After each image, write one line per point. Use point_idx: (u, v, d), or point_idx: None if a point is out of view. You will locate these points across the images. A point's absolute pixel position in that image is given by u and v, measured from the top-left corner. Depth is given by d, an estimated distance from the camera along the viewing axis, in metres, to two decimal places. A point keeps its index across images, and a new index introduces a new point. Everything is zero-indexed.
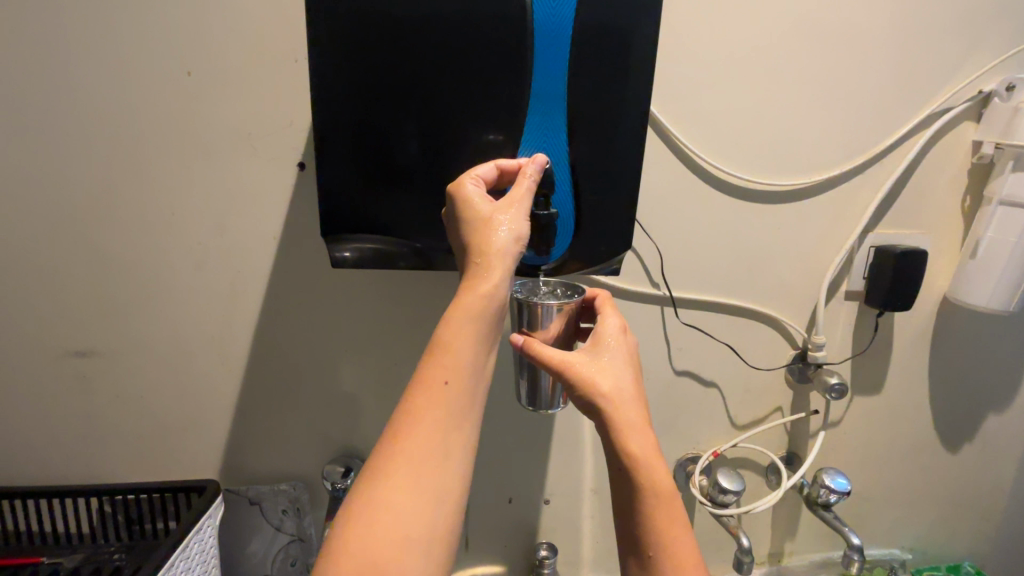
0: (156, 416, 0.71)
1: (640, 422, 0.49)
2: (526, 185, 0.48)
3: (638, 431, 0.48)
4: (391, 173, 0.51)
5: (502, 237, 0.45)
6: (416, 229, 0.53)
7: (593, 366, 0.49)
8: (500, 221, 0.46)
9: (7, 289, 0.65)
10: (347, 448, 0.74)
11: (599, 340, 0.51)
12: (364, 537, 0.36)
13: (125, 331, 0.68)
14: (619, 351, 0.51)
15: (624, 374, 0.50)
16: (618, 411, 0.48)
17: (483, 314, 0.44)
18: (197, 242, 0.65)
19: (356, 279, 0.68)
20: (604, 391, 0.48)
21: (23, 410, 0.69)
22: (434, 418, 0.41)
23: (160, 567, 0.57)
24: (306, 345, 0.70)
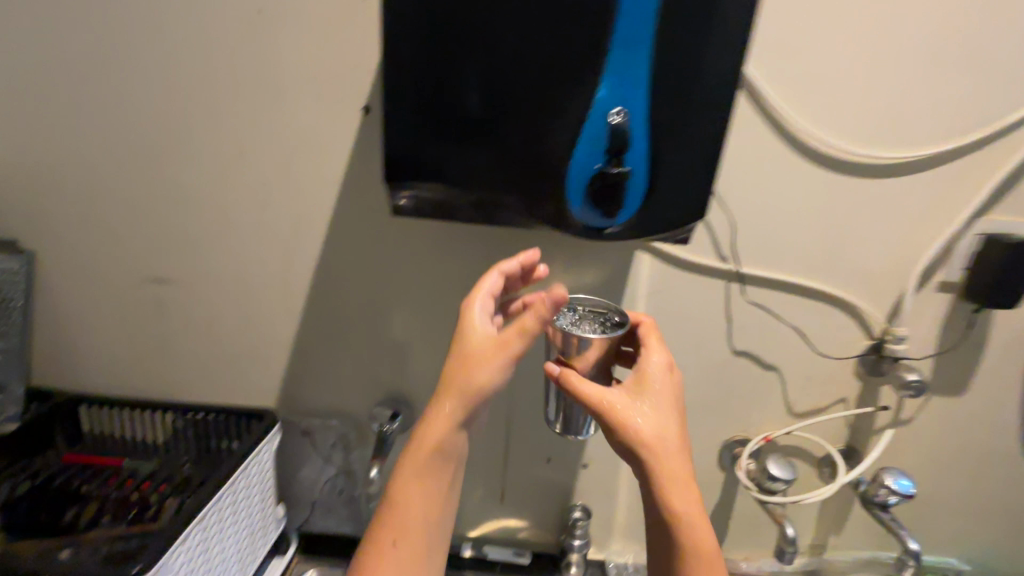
0: (222, 346, 0.76)
1: (679, 469, 0.51)
2: (526, 321, 0.53)
3: (676, 476, 0.51)
4: (454, 123, 0.49)
5: (481, 380, 0.54)
6: (478, 182, 0.52)
7: (634, 408, 0.52)
8: (484, 365, 0.54)
9: (94, 215, 0.70)
10: (396, 394, 0.77)
11: (641, 384, 0.55)
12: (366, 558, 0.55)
13: (197, 265, 0.71)
14: (660, 396, 0.54)
15: (664, 419, 0.53)
16: (655, 455, 0.51)
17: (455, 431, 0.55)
18: (264, 183, 0.67)
19: (414, 230, 0.68)
20: (643, 434, 0.51)
21: (108, 329, 0.75)
22: (413, 494, 0.55)
23: (222, 485, 0.63)
24: (362, 291, 0.71)
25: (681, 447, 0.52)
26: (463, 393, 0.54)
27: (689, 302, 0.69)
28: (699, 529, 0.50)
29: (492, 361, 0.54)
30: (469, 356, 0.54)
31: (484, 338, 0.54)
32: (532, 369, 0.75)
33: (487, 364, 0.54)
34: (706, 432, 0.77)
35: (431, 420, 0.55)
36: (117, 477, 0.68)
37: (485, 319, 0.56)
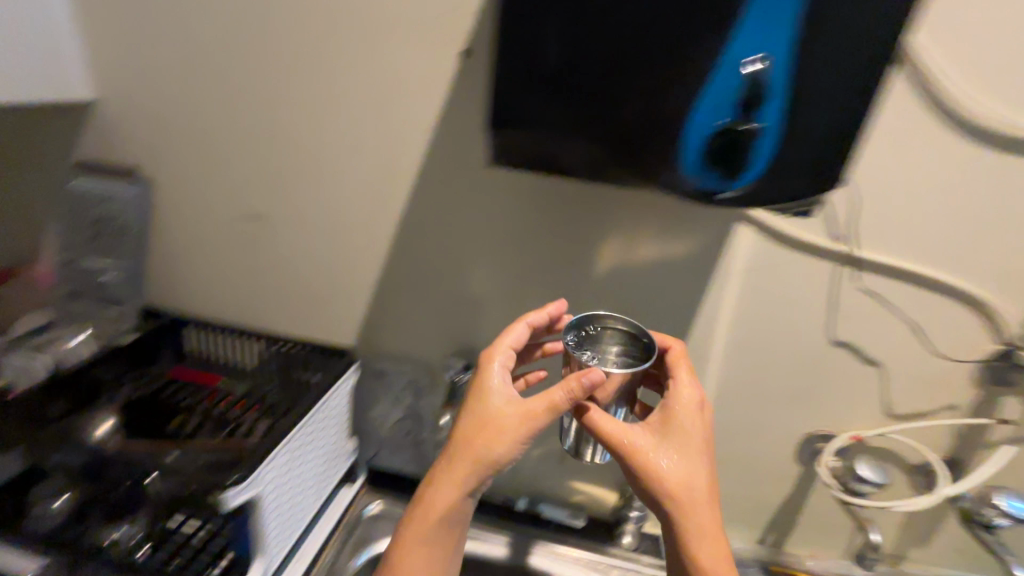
0: (309, 284, 0.79)
1: (702, 513, 0.53)
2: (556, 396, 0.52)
3: (699, 518, 0.53)
4: (536, 70, 0.44)
5: (498, 447, 0.54)
6: (564, 137, 0.46)
7: (660, 454, 0.53)
8: (502, 430, 0.54)
9: (202, 149, 0.73)
10: (468, 349, 0.78)
11: (668, 426, 0.55)
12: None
13: (291, 207, 0.74)
14: (689, 439, 0.54)
15: (689, 463, 0.54)
16: (679, 499, 0.52)
17: (467, 490, 0.55)
18: (358, 126, 0.67)
19: (502, 185, 0.66)
20: (669, 480, 0.52)
21: (209, 258, 0.81)
22: (424, 542, 0.56)
23: (301, 420, 0.66)
24: (444, 242, 0.71)
25: (706, 490, 0.54)
26: (478, 458, 0.54)
27: (790, 283, 0.64)
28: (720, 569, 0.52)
29: (511, 429, 0.53)
30: (489, 421, 0.54)
31: (504, 405, 0.55)
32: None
33: (505, 432, 0.54)
34: (787, 422, 0.73)
35: (444, 478, 0.55)
36: (214, 396, 0.75)
37: (502, 382, 0.57)
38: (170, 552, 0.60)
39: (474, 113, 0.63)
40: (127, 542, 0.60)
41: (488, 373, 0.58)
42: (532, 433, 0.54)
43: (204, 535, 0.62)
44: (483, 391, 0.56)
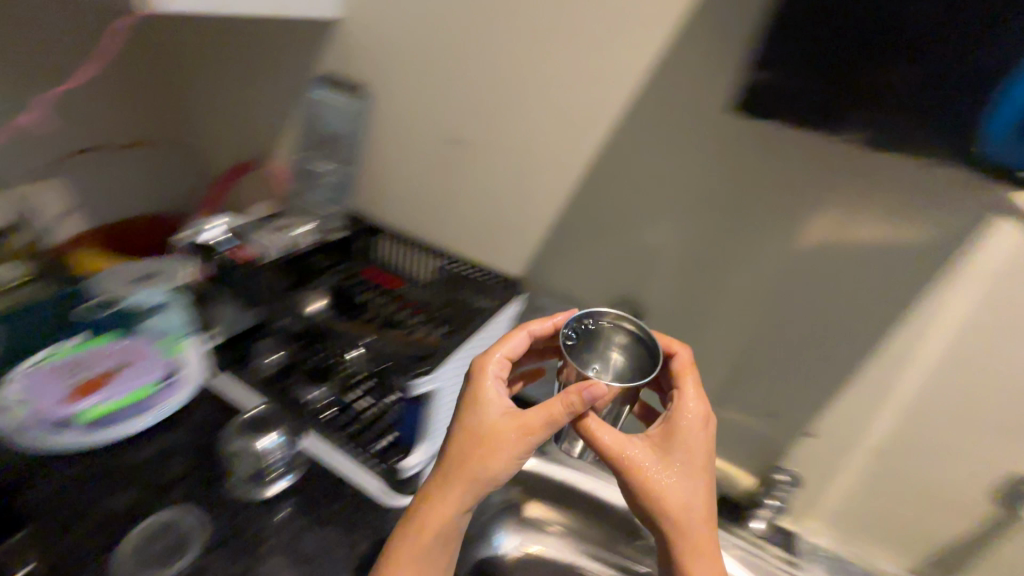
0: (488, 212, 0.84)
1: (698, 533, 0.55)
2: (558, 410, 0.54)
3: (696, 537, 0.55)
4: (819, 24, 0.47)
5: (496, 463, 0.54)
6: (835, 94, 0.49)
7: (661, 472, 0.55)
8: (499, 445, 0.55)
9: (416, 74, 0.80)
10: (632, 301, 0.78)
11: (672, 442, 0.57)
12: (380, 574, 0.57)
13: (491, 136, 0.78)
14: (688, 457, 0.56)
15: (689, 481, 0.56)
16: (678, 518, 0.54)
17: (464, 504, 0.56)
18: (565, 62, 0.67)
19: (713, 140, 0.62)
20: (668, 498, 0.54)
21: (406, 176, 0.89)
22: (418, 555, 0.56)
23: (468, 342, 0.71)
24: (629, 190, 0.71)
25: (702, 509, 0.56)
26: (477, 474, 0.55)
27: None
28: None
29: (508, 445, 0.55)
30: (486, 436, 0.55)
31: (499, 419, 0.56)
32: (792, 324, 0.67)
33: (502, 448, 0.55)
34: (992, 455, 0.62)
35: (439, 493, 0.56)
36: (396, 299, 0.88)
37: (497, 395, 0.59)
38: (351, 417, 0.79)
39: (707, 55, 0.58)
40: (318, 401, 0.80)
41: (482, 384, 0.59)
42: (527, 445, 0.55)
43: (375, 411, 0.79)
44: (478, 404, 0.57)
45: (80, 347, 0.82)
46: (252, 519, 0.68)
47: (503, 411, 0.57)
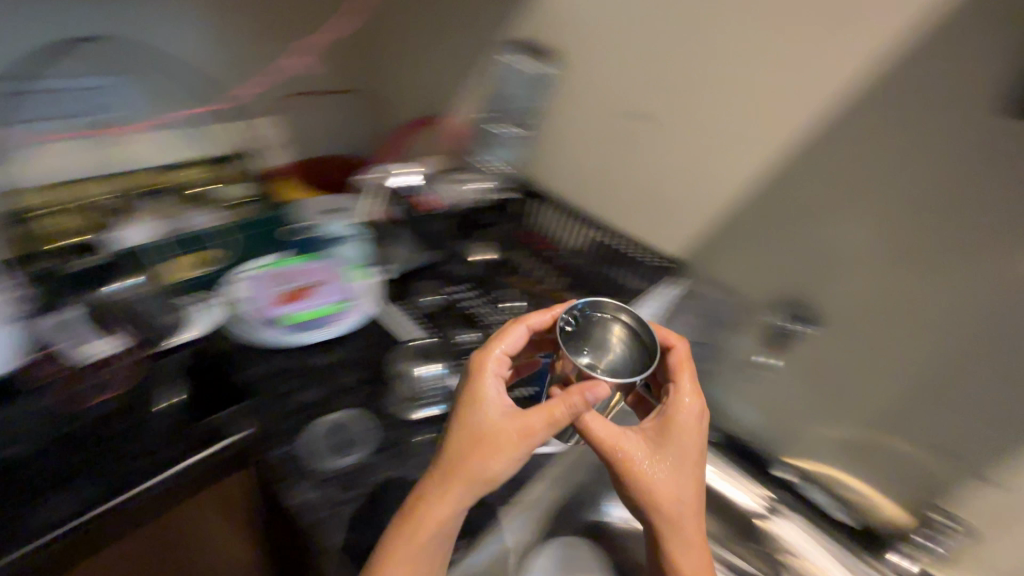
0: (656, 190, 0.85)
1: (685, 521, 0.58)
2: (560, 411, 0.55)
3: (681, 525, 0.58)
4: None
5: (495, 464, 0.55)
6: None
7: (653, 466, 0.58)
8: (497, 446, 0.55)
9: (608, 44, 0.81)
10: (799, 304, 0.76)
11: (666, 438, 0.59)
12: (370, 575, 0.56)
13: (683, 115, 0.77)
14: (682, 452, 0.59)
15: (679, 475, 0.58)
16: (666, 508, 0.57)
17: (461, 506, 0.55)
18: (777, 42, 0.65)
19: (941, 137, 0.57)
20: (658, 491, 0.57)
21: (578, 145, 0.93)
22: (414, 558, 0.55)
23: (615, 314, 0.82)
24: (823, 184, 0.68)
25: (690, 501, 0.58)
26: (475, 476, 0.55)
27: None
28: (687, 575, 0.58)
29: (508, 446, 0.55)
30: (484, 437, 0.55)
31: (499, 418, 0.56)
32: (997, 368, 0.60)
33: (501, 449, 0.55)
34: None
35: (435, 495, 0.55)
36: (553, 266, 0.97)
37: (496, 394, 0.58)
38: None
39: (981, 56, 0.53)
40: (469, 343, 0.88)
41: (481, 381, 0.59)
42: (526, 448, 0.56)
43: None
44: (475, 402, 0.57)
45: (285, 261, 0.94)
46: (401, 434, 0.77)
47: (501, 410, 0.57)
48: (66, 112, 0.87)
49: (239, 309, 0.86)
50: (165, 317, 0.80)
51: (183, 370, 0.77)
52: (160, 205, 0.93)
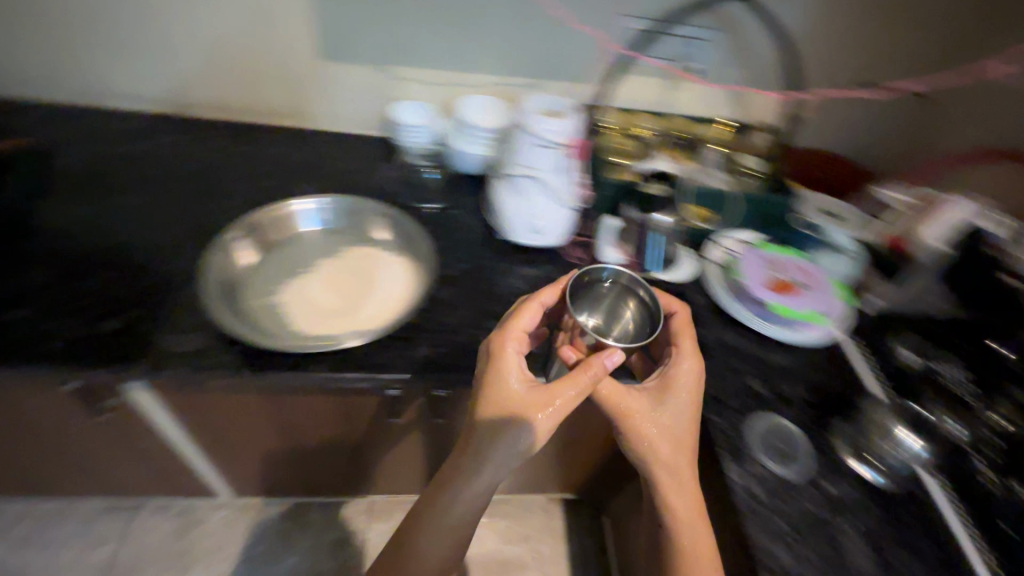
0: None
1: (683, 474, 0.68)
2: (581, 377, 0.64)
3: (682, 477, 0.68)
4: None
5: (526, 433, 0.63)
6: None
7: (653, 417, 0.69)
8: (524, 415, 0.64)
9: None
10: None
11: (663, 395, 0.70)
12: (427, 509, 0.68)
13: None
14: (677, 411, 0.70)
15: (675, 424, 0.69)
16: (668, 461, 0.68)
17: (496, 468, 0.66)
18: None
19: None
20: (660, 445, 0.68)
21: None
22: (458, 499, 0.67)
23: None
24: None
25: (687, 454, 0.69)
26: (508, 445, 0.64)
27: None
28: (699, 534, 0.67)
29: (534, 414, 0.64)
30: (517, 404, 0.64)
31: (528, 392, 0.65)
32: None
33: (529, 417, 0.64)
34: None
35: (473, 457, 0.65)
36: None
37: (517, 365, 0.67)
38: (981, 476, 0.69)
39: None
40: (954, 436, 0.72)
41: (505, 354, 0.68)
42: (556, 415, 0.64)
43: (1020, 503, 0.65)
44: (499, 365, 0.67)
45: (778, 247, 0.94)
46: (839, 466, 0.72)
47: (524, 385, 0.66)
48: (671, 56, 1.00)
49: (735, 271, 0.89)
50: (663, 251, 0.91)
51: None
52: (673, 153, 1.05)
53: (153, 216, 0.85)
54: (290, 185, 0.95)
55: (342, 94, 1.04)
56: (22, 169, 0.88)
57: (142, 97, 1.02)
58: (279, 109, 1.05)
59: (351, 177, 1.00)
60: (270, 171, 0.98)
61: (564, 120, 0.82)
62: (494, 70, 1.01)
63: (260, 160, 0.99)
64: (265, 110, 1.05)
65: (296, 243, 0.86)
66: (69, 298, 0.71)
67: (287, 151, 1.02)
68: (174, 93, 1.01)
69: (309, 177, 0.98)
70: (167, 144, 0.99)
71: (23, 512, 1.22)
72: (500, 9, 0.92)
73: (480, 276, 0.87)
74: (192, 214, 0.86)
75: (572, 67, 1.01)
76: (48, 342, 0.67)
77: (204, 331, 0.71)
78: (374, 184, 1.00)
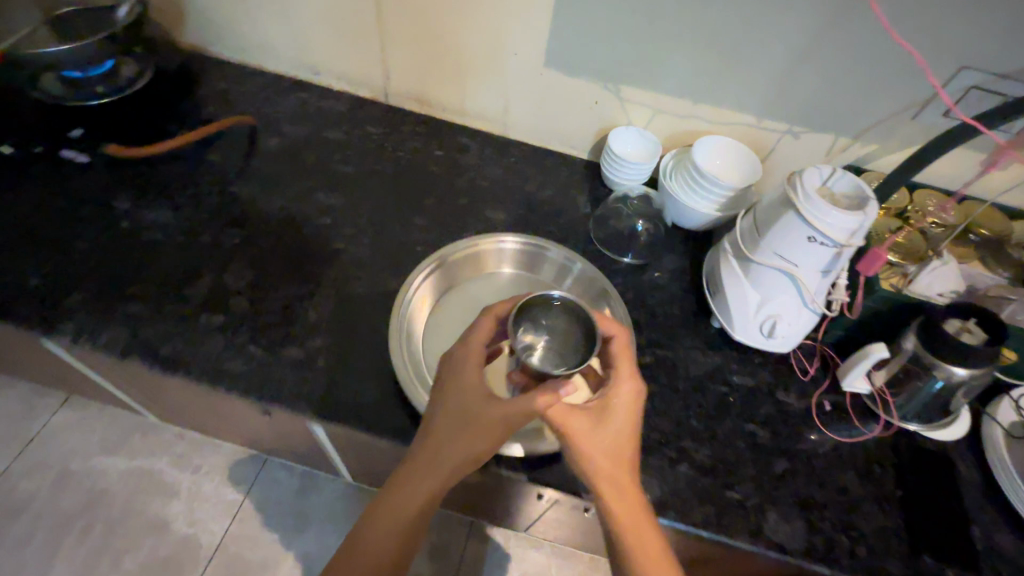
0: None
1: (636, 497, 0.57)
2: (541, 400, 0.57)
3: (631, 499, 0.57)
4: None
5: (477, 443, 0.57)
6: None
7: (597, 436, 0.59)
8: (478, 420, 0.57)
9: None
10: None
11: (606, 412, 0.60)
12: (361, 544, 0.57)
13: None
14: (619, 428, 0.60)
15: (613, 440, 0.59)
16: (612, 484, 0.57)
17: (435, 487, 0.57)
18: None
19: None
20: (601, 464, 0.57)
21: None
22: (390, 524, 0.57)
23: None
24: None
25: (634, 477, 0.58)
26: (447, 454, 0.57)
27: None
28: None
29: (487, 428, 0.57)
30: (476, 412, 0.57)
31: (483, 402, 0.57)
32: None
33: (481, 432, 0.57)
34: None
35: (413, 474, 0.58)
36: None
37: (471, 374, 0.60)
38: None
39: None
40: None
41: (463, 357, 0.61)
42: (500, 423, 0.57)
43: None
44: (457, 370, 0.61)
45: None
46: None
47: (484, 395, 0.58)
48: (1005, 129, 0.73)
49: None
50: (924, 398, 0.67)
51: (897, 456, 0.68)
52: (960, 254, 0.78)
53: (343, 225, 0.80)
54: (481, 209, 0.86)
55: (554, 109, 0.90)
56: (229, 149, 0.86)
57: (347, 82, 0.96)
58: (481, 113, 0.94)
59: (545, 208, 0.88)
60: (461, 186, 0.89)
61: (856, 214, 0.61)
62: (741, 111, 0.82)
63: (453, 172, 0.90)
64: (467, 112, 0.95)
65: (473, 288, 0.79)
66: (259, 312, 0.68)
67: (481, 164, 0.93)
68: (379, 83, 0.94)
69: (501, 200, 0.88)
70: (364, 136, 0.93)
71: (176, 437, 1.34)
72: (781, 41, 0.72)
73: (680, 371, 0.72)
74: (379, 229, 0.80)
75: (851, 119, 0.78)
76: (237, 361, 0.64)
77: (382, 382, 0.65)
78: (569, 221, 0.87)
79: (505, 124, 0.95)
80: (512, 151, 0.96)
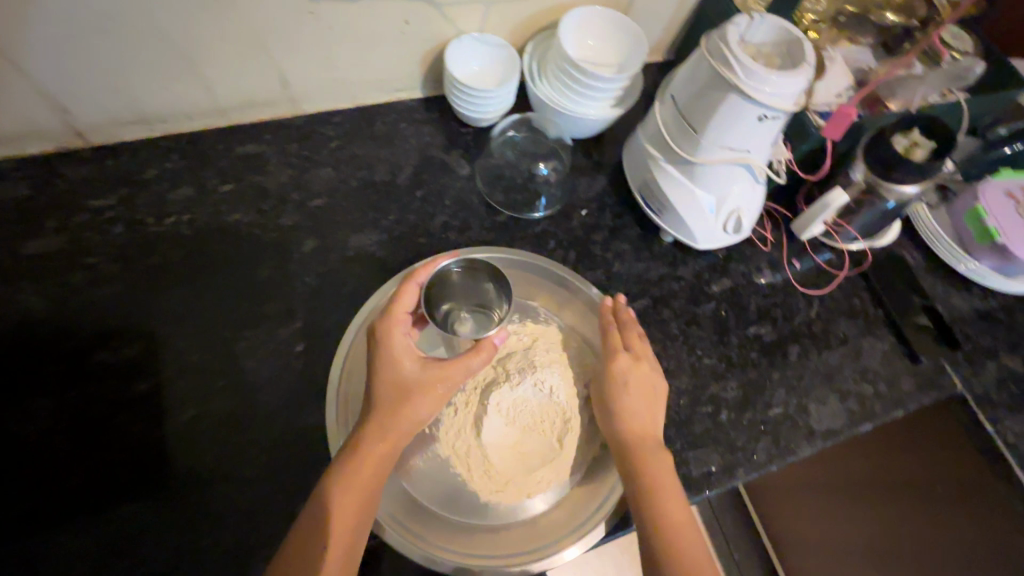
0: None
1: (657, 459, 0.50)
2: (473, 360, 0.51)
3: (657, 459, 0.50)
4: None
5: (416, 415, 0.49)
6: None
7: (624, 393, 0.53)
8: (414, 396, 0.49)
9: None
10: None
11: (629, 372, 0.53)
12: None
13: None
14: (644, 387, 0.53)
15: (647, 402, 0.53)
16: (638, 444, 0.51)
17: (372, 480, 0.46)
18: None
19: None
20: (629, 420, 0.52)
21: None
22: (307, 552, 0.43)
23: None
24: None
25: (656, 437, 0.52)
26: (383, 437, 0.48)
27: None
28: (675, 526, 0.47)
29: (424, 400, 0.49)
30: (410, 387, 0.49)
31: (421, 370, 0.50)
32: None
33: (418, 402, 0.49)
34: None
35: (343, 472, 0.46)
36: None
37: (401, 342, 0.50)
38: None
39: None
40: None
41: (388, 324, 0.50)
42: (433, 401, 0.50)
43: None
44: (383, 353, 0.49)
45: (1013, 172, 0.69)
46: None
47: (420, 363, 0.50)
48: None
49: (987, 225, 0.66)
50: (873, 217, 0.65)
51: (864, 277, 0.70)
52: (839, 39, 0.71)
53: (179, 382, 0.54)
54: (340, 241, 0.62)
55: (353, 55, 0.61)
56: None
57: (6, 144, 0.57)
58: (253, 101, 0.62)
59: (418, 193, 0.66)
60: (295, 223, 0.62)
61: (801, 70, 0.49)
62: None
63: (271, 207, 0.63)
64: (228, 108, 0.62)
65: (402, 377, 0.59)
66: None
67: (300, 175, 0.65)
68: (60, 122, 0.56)
69: (358, 215, 0.64)
70: (97, 219, 0.59)
71: None
72: None
73: (667, 314, 0.63)
74: (226, 351, 0.56)
75: None
76: None
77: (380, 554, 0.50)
78: (457, 197, 0.66)
79: (294, 101, 0.65)
80: (324, 130, 0.67)
